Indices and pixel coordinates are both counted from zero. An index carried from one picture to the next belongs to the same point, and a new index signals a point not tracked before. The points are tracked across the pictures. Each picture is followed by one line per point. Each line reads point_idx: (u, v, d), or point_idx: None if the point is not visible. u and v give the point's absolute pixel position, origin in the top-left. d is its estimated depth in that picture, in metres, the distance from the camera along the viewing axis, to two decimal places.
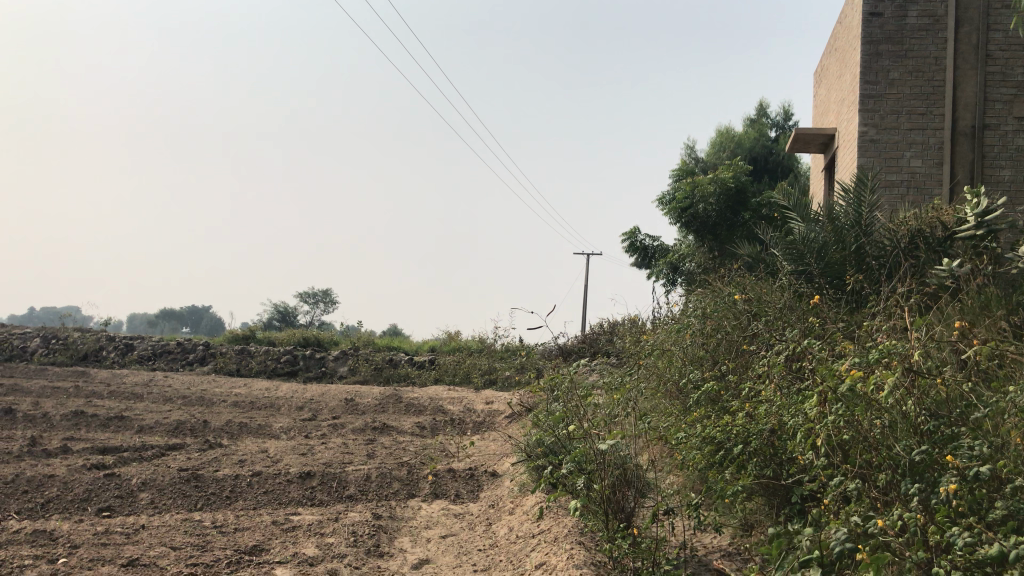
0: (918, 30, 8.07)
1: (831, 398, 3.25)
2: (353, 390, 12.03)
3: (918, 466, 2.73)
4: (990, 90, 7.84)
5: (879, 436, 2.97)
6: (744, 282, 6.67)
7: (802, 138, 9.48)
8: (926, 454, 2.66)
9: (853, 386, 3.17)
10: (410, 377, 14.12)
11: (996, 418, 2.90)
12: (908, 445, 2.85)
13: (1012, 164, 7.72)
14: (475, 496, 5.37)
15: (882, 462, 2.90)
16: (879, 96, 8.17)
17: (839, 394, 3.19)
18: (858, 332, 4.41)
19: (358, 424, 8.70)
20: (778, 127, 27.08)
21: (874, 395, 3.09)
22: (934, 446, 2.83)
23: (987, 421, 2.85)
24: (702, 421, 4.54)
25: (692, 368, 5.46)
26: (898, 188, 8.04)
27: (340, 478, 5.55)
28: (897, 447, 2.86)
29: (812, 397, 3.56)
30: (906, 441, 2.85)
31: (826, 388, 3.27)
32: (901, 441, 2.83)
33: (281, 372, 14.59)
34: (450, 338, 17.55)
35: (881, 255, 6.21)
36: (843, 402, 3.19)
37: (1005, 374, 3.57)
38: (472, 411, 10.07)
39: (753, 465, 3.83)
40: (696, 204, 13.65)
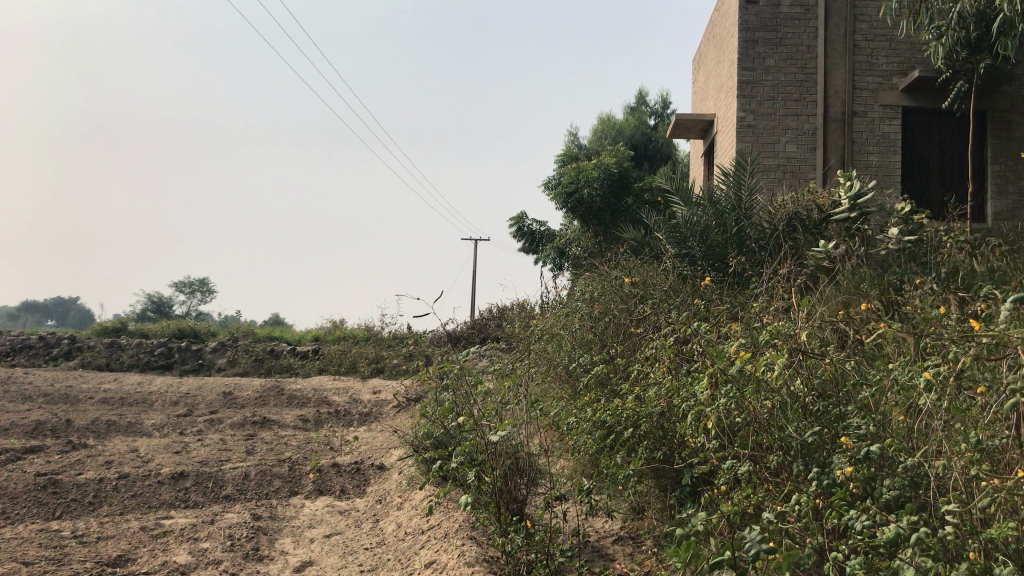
0: (791, 18, 8.24)
1: (721, 380, 3.21)
2: (232, 383, 11.57)
3: (807, 448, 2.74)
4: (858, 78, 8.15)
5: (770, 418, 2.96)
6: (629, 265, 6.69)
7: (683, 123, 9.60)
8: (816, 435, 2.68)
9: (741, 369, 3.14)
10: (292, 367, 13.69)
11: (878, 397, 2.95)
12: (797, 426, 2.85)
13: (879, 150, 8.05)
14: (362, 490, 5.18)
15: (773, 444, 2.90)
16: (756, 82, 8.27)
17: (729, 376, 3.17)
18: (742, 313, 4.46)
19: (238, 418, 8.33)
20: (657, 114, 27.62)
21: (763, 376, 3.08)
22: (823, 425, 2.85)
23: (871, 398, 2.89)
24: (592, 405, 4.48)
25: (581, 352, 5.42)
26: (775, 172, 8.18)
27: (216, 477, 5.25)
28: (787, 429, 2.86)
29: (702, 379, 3.54)
30: (797, 422, 2.85)
31: (717, 371, 3.23)
32: (791, 423, 2.84)
33: (155, 365, 13.90)
34: (334, 326, 17.14)
35: (761, 238, 6.33)
36: (733, 385, 3.16)
37: (884, 352, 3.67)
38: (358, 402, 9.82)
39: (644, 450, 3.81)
40: (581, 188, 13.70)
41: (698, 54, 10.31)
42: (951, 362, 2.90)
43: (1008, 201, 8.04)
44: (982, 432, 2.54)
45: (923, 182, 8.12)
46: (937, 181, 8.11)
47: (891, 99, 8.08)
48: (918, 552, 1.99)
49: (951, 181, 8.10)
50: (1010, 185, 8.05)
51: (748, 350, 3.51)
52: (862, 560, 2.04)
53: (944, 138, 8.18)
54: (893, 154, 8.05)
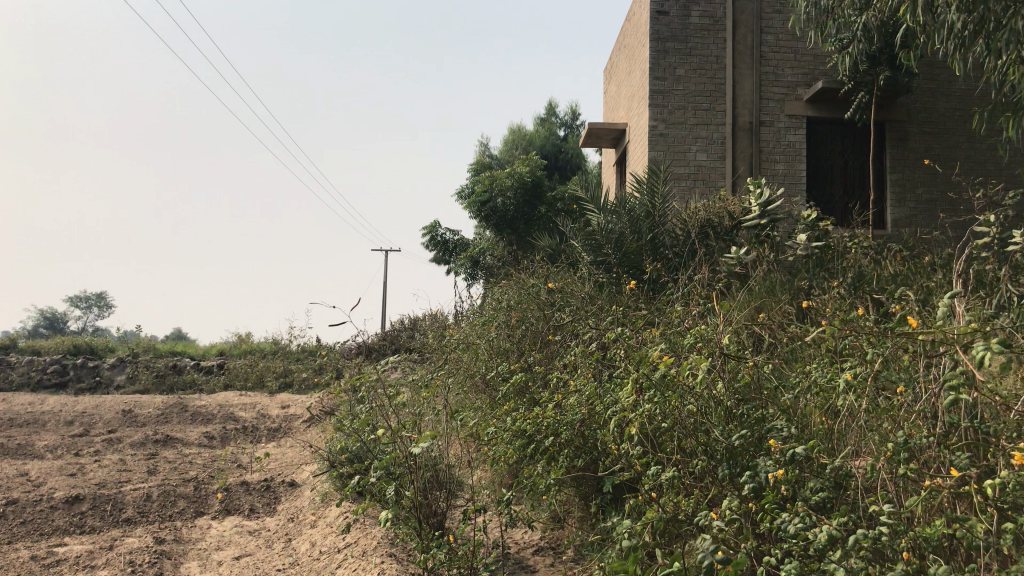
0: (700, 29, 8.40)
1: (647, 385, 3.17)
2: (132, 401, 11.05)
3: (735, 452, 2.72)
4: (765, 88, 8.36)
5: (694, 423, 2.93)
6: (545, 273, 6.65)
7: (595, 132, 9.66)
8: (742, 439, 2.66)
9: (665, 374, 3.11)
10: (197, 383, 13.18)
11: (800, 399, 2.96)
12: (724, 431, 2.84)
13: (785, 159, 8.26)
14: (272, 509, 4.97)
15: (698, 448, 2.88)
16: (667, 92, 8.38)
17: (653, 381, 3.13)
18: (660, 319, 4.46)
19: (138, 437, 7.93)
20: (567, 125, 27.91)
21: (687, 380, 3.05)
22: (747, 428, 2.84)
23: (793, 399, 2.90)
24: (511, 414, 4.39)
25: (499, 361, 5.34)
26: (687, 180, 8.28)
27: (115, 500, 4.95)
28: (713, 436, 2.84)
29: (625, 385, 3.50)
30: (722, 426, 2.83)
31: (641, 376, 3.18)
32: (716, 428, 2.81)
33: (48, 384, 13.18)
34: (240, 340, 16.62)
35: (675, 245, 6.38)
36: (657, 390, 3.12)
37: (801, 355, 3.71)
38: (267, 417, 9.51)
39: (565, 457, 3.75)
40: (494, 198, 13.70)
41: (610, 64, 10.41)
42: (869, 362, 2.92)
43: (906, 208, 8.36)
44: (903, 431, 2.56)
45: (827, 190, 8.37)
46: (840, 189, 8.37)
47: (796, 109, 8.31)
48: (852, 555, 1.98)
49: (853, 189, 8.37)
50: (907, 193, 8.38)
51: (670, 354, 3.48)
52: (796, 564, 2.02)
53: (846, 148, 8.45)
54: (798, 162, 8.27)
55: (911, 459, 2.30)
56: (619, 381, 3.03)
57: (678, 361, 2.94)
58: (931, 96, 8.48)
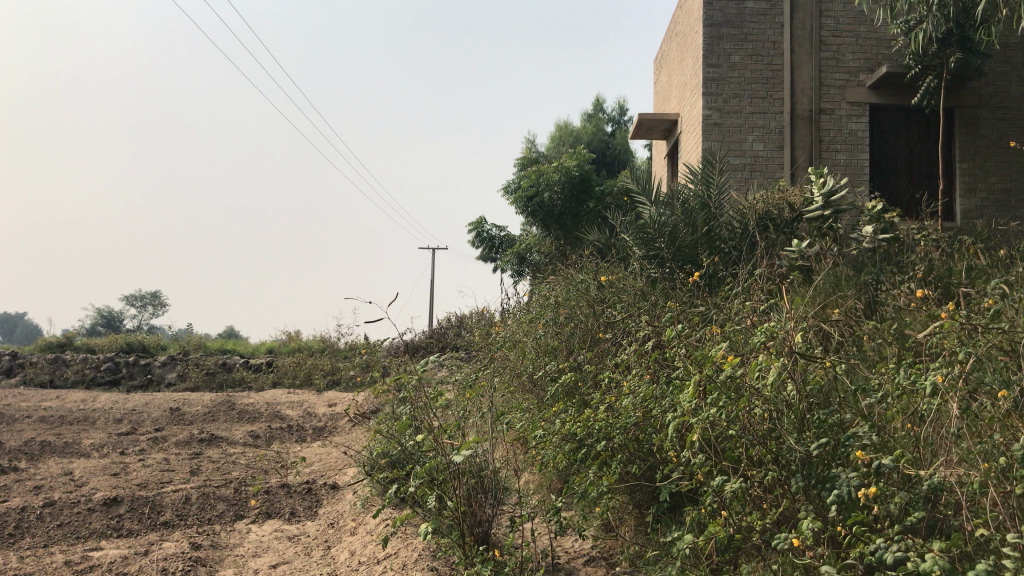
0: (757, 13, 8.05)
1: (711, 386, 2.90)
2: (181, 398, 11.06)
3: (812, 463, 2.46)
4: (825, 75, 8.00)
5: (765, 430, 2.66)
6: (595, 267, 6.40)
7: (646, 123, 9.36)
8: (821, 448, 2.39)
9: (730, 375, 2.83)
10: (245, 381, 13.17)
11: (881, 404, 2.69)
12: (799, 439, 2.57)
13: (847, 148, 7.89)
14: (313, 513, 4.80)
15: (768, 458, 2.61)
16: (721, 79, 8.06)
17: (718, 382, 2.87)
18: (720, 316, 4.20)
19: (183, 436, 7.87)
20: (614, 121, 27.54)
21: (755, 381, 2.79)
22: (822, 436, 2.57)
23: (873, 402, 2.64)
24: (561, 416, 4.16)
25: (546, 360, 5.12)
26: (742, 171, 7.95)
27: (153, 502, 4.83)
28: (786, 446, 2.57)
29: (685, 387, 3.24)
30: (796, 434, 2.57)
31: (705, 378, 2.91)
32: (790, 437, 2.55)
33: (101, 381, 13.30)
34: (289, 338, 16.65)
35: (731, 239, 6.08)
36: (722, 395, 2.85)
37: (876, 355, 3.42)
38: (313, 416, 9.42)
39: (618, 461, 3.53)
40: (541, 192, 13.45)
41: (660, 54, 10.11)
42: (964, 363, 2.63)
43: (977, 199, 7.92)
44: (1008, 442, 2.28)
45: (891, 181, 7.98)
46: (906, 179, 7.98)
47: (859, 96, 7.93)
48: None
49: (920, 180, 7.97)
50: (978, 183, 7.94)
51: (734, 354, 3.22)
52: None
53: (912, 136, 8.05)
54: (860, 152, 7.89)
55: (1022, 476, 2.03)
56: (680, 383, 2.76)
57: (746, 362, 2.67)
58: (1004, 80, 8.02)
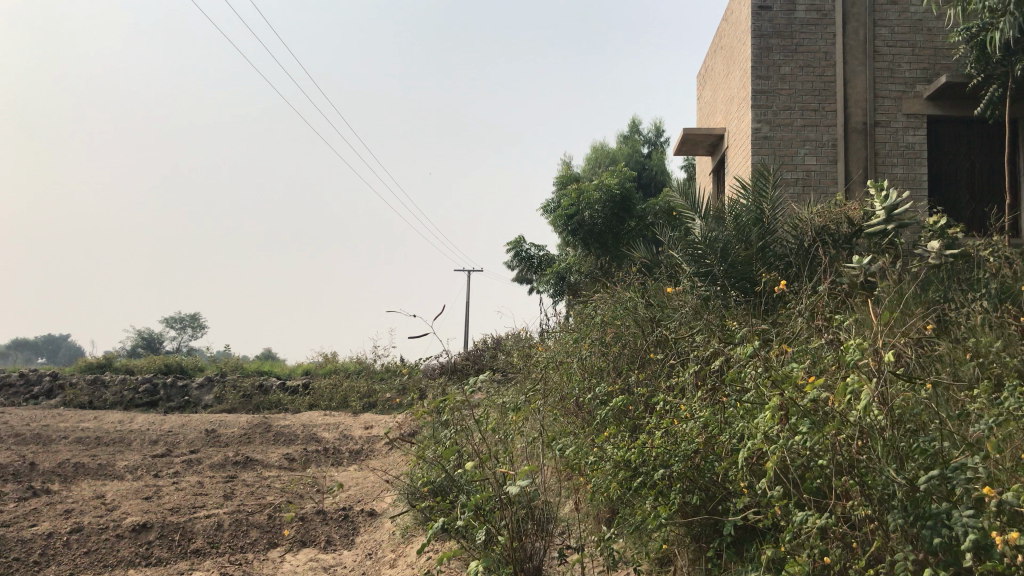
0: (807, 24, 7.80)
1: (791, 409, 2.65)
2: (217, 420, 10.94)
3: (914, 498, 2.19)
4: (880, 86, 7.70)
5: (858, 460, 2.40)
6: (642, 285, 6.15)
7: (691, 138, 9.12)
8: (929, 483, 2.13)
9: (814, 398, 2.58)
10: (281, 404, 13.04)
11: (989, 430, 2.40)
12: (896, 472, 2.30)
13: (904, 162, 7.57)
14: (350, 542, 4.58)
15: (860, 492, 2.35)
16: (771, 91, 7.80)
17: (799, 407, 2.61)
18: (783, 335, 3.93)
19: (218, 458, 7.71)
20: (651, 142, 27.31)
21: (841, 407, 2.53)
22: (922, 469, 2.31)
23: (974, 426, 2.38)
24: (613, 442, 3.91)
25: (594, 382, 4.88)
26: (794, 187, 7.66)
27: (185, 528, 4.64)
28: (882, 477, 2.31)
29: (756, 411, 2.98)
30: (895, 465, 2.30)
31: (786, 401, 2.65)
32: (884, 466, 2.29)
33: (140, 402, 13.27)
34: (326, 360, 16.55)
35: (786, 255, 5.80)
36: (804, 420, 2.59)
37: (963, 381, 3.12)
38: (349, 439, 9.23)
39: (676, 491, 3.30)
40: (582, 211, 13.23)
41: (705, 68, 9.88)
42: None
43: None
44: None
45: (952, 196, 7.64)
46: (967, 194, 7.64)
47: (915, 108, 7.63)
48: None
49: (982, 195, 7.62)
50: None
51: (809, 375, 2.95)
52: None
53: (974, 149, 7.72)
54: (918, 165, 7.57)
55: None
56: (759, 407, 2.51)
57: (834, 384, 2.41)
58: None
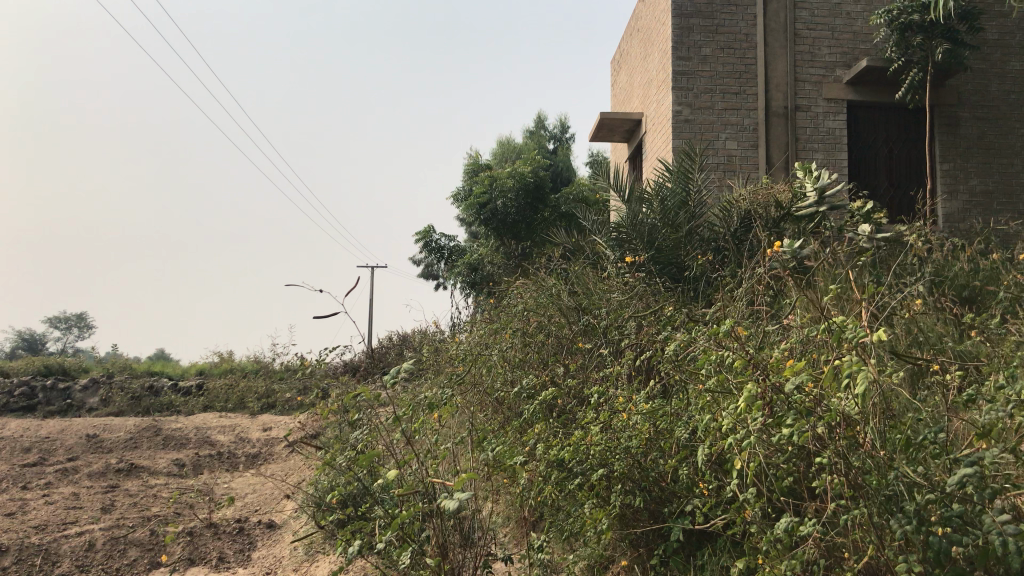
0: (728, 4, 7.63)
1: (773, 397, 2.30)
2: (101, 424, 10.07)
3: (929, 499, 1.86)
4: (800, 69, 7.60)
5: (852, 458, 2.07)
6: (564, 271, 5.79)
7: (608, 122, 8.85)
8: (955, 485, 1.82)
9: (800, 385, 2.21)
10: (173, 406, 12.17)
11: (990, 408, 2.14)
12: (899, 468, 1.98)
13: (824, 148, 7.49)
14: (246, 558, 4.06)
15: (858, 494, 2.02)
16: (692, 73, 7.58)
17: (777, 395, 2.26)
18: (727, 318, 3.63)
19: (98, 466, 6.96)
20: (556, 138, 27.14)
21: (826, 395, 2.20)
22: (929, 468, 2.00)
23: (977, 399, 2.12)
24: (544, 440, 3.52)
25: (519, 375, 4.49)
26: (716, 171, 7.44)
27: (51, 551, 4.01)
28: (885, 472, 1.99)
29: (719, 403, 2.63)
30: (900, 463, 1.98)
31: (768, 388, 2.29)
32: (891, 462, 1.97)
33: (14, 408, 12.15)
34: (222, 360, 15.66)
35: (714, 239, 5.55)
36: (784, 409, 2.25)
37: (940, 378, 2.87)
38: (246, 441, 8.59)
39: (617, 493, 2.92)
40: (494, 199, 12.83)
41: (620, 52, 9.63)
42: None
43: (959, 201, 7.65)
44: None
45: (872, 181, 7.59)
46: (886, 179, 7.61)
47: (835, 92, 7.56)
48: None
49: (901, 180, 7.61)
50: (959, 185, 7.66)
51: (773, 358, 2.63)
52: None
53: (891, 135, 7.70)
54: (838, 152, 7.50)
55: None
56: (740, 394, 2.14)
57: (831, 368, 2.05)
58: (983, 78, 7.79)
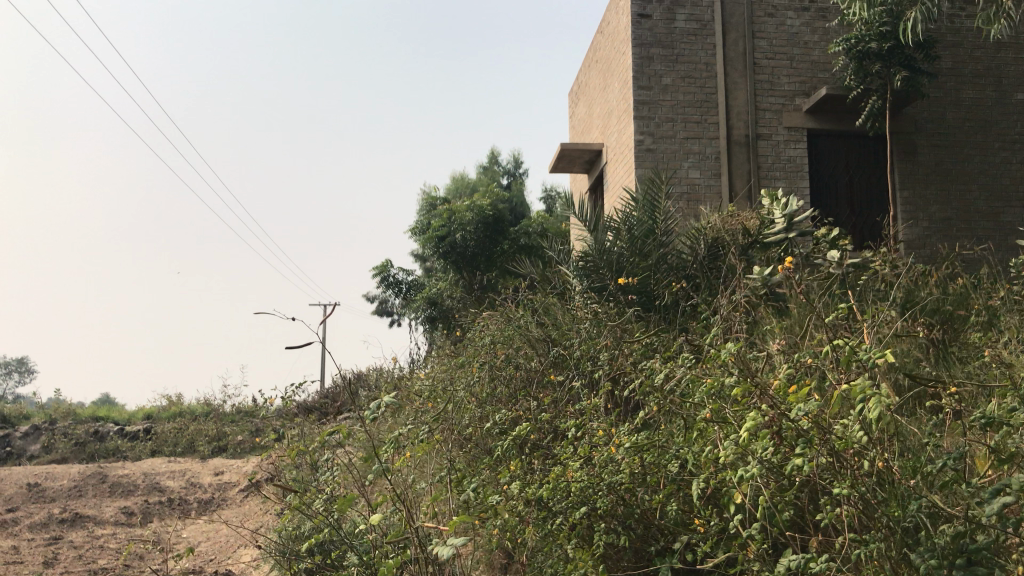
0: (687, 34, 7.67)
1: (780, 425, 2.18)
2: (44, 472, 9.60)
3: (961, 529, 1.75)
4: (760, 98, 7.66)
5: (868, 489, 1.95)
6: (531, 301, 5.66)
7: (568, 153, 8.80)
8: (988, 514, 1.71)
9: (808, 412, 2.10)
10: (121, 451, 11.70)
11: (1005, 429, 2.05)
12: (921, 498, 1.88)
13: (786, 176, 7.53)
14: None
15: (879, 528, 1.90)
16: (653, 102, 7.58)
17: (783, 422, 2.14)
18: (707, 345, 3.52)
19: (40, 517, 6.58)
20: (510, 174, 27.18)
21: (835, 421, 2.09)
22: (950, 496, 1.90)
23: (994, 423, 2.05)
24: (519, 478, 3.34)
25: (490, 409, 4.33)
26: (679, 200, 7.42)
27: None
28: (908, 502, 1.90)
29: (715, 434, 2.49)
30: (923, 493, 1.87)
31: (772, 415, 2.17)
32: (914, 492, 1.87)
33: None
34: (171, 403, 15.16)
35: (683, 267, 5.48)
36: (791, 438, 2.12)
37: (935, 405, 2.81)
38: (198, 487, 8.23)
39: (600, 531, 2.76)
40: (453, 232, 12.71)
41: (578, 84, 9.64)
42: None
43: (919, 228, 7.73)
44: None
45: (833, 209, 7.63)
46: (847, 207, 7.66)
47: (795, 121, 7.62)
48: None
49: (861, 208, 7.66)
50: (919, 212, 7.75)
51: (769, 384, 2.51)
52: None
53: (851, 163, 7.78)
54: (799, 180, 7.54)
55: None
56: (748, 422, 2.01)
57: (843, 392, 1.92)
58: (939, 106, 7.93)
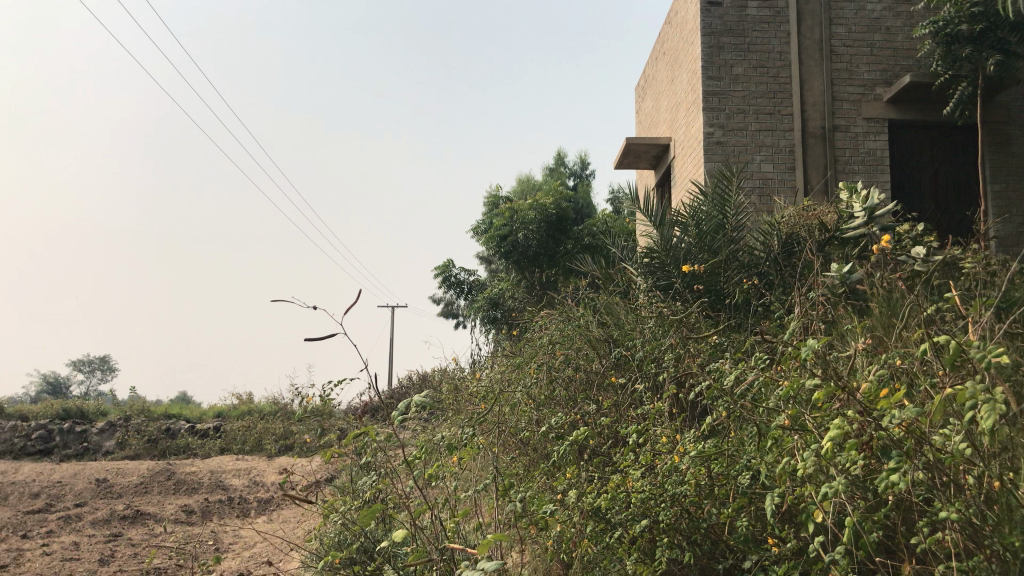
0: (760, 21, 7.35)
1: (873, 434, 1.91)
2: (115, 468, 9.73)
3: None
4: (837, 88, 7.29)
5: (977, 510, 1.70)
6: (593, 300, 5.43)
7: (634, 148, 8.54)
8: None
9: (903, 420, 1.83)
10: (190, 448, 11.83)
11: None
12: None
13: (865, 170, 7.15)
14: None
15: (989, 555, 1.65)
16: (723, 93, 7.29)
17: (876, 431, 1.88)
18: (781, 345, 3.26)
19: (105, 513, 6.61)
20: (576, 175, 26.90)
21: (938, 431, 1.83)
22: None
23: None
24: (575, 486, 3.12)
25: (548, 411, 4.12)
26: (752, 195, 7.10)
27: None
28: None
29: (795, 443, 2.23)
30: None
31: (861, 421, 1.91)
32: None
33: (31, 452, 11.84)
34: (240, 401, 15.34)
35: (755, 265, 5.21)
36: (884, 449, 1.86)
37: None
38: (261, 486, 8.21)
39: (662, 546, 2.51)
40: (516, 231, 12.56)
41: (645, 78, 9.37)
42: None
43: (1011, 224, 7.26)
44: None
45: (916, 205, 7.22)
46: (931, 202, 7.23)
47: (875, 111, 7.24)
48: None
49: (947, 203, 7.23)
50: (1012, 207, 7.28)
51: (855, 389, 2.24)
52: None
53: (936, 155, 7.34)
54: (879, 174, 7.14)
55: None
56: (834, 432, 1.75)
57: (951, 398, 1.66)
58: None
